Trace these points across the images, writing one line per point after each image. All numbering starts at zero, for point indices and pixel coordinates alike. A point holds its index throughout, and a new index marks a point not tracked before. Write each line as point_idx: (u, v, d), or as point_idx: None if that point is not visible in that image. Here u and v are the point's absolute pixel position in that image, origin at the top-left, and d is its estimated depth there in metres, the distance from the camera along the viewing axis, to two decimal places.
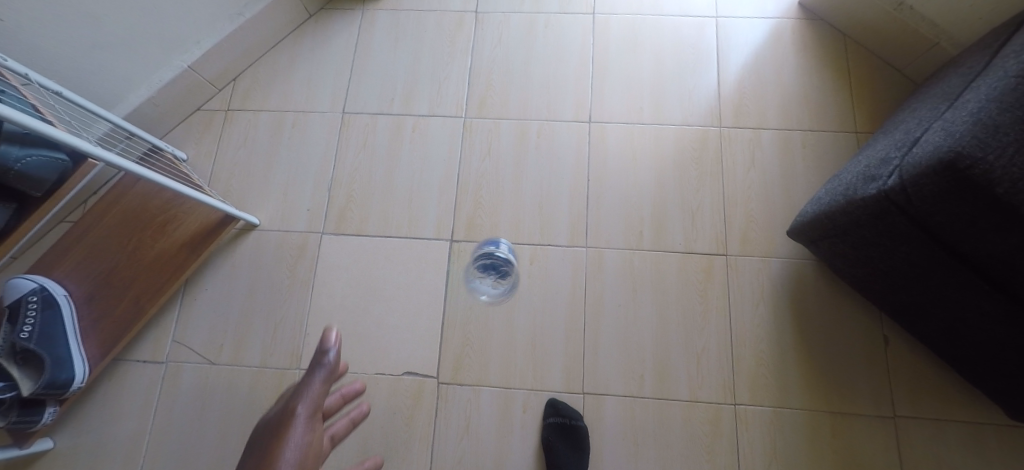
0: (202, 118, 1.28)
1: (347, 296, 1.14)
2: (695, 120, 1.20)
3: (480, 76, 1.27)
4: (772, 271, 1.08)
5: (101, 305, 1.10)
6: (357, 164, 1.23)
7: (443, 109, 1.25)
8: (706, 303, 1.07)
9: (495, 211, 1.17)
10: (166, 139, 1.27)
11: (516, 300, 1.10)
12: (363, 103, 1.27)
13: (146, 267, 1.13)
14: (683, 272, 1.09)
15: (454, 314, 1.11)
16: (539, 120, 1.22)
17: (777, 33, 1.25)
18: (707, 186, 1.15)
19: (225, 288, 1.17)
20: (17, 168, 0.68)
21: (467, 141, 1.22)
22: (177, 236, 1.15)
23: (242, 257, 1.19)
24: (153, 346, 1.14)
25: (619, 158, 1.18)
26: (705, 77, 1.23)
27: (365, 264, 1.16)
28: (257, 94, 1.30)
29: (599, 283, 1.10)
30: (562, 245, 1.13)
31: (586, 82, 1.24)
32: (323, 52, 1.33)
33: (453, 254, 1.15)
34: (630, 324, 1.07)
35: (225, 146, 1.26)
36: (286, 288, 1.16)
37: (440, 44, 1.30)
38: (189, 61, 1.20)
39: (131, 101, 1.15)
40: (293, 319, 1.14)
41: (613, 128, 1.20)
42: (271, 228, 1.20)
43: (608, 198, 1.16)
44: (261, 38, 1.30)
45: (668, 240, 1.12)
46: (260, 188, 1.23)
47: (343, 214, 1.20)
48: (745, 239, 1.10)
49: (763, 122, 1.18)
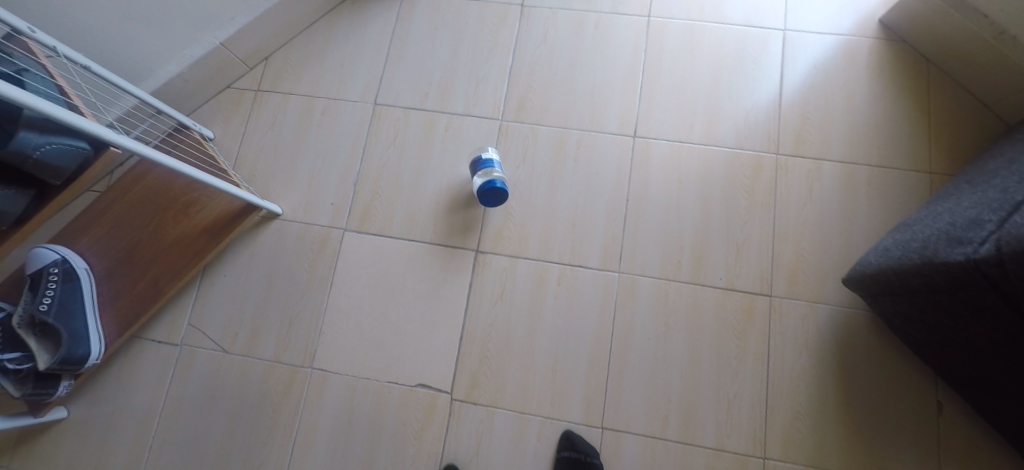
0: (232, 97, 1.24)
1: (365, 298, 1.10)
2: (750, 145, 1.10)
3: (521, 76, 1.19)
4: (820, 319, 1.01)
5: (118, 283, 1.07)
6: (386, 160, 1.17)
7: (479, 109, 1.18)
8: (743, 346, 1.01)
9: (524, 224, 1.10)
10: (194, 116, 1.23)
11: (540, 322, 1.06)
12: (396, 95, 1.21)
13: (166, 249, 1.09)
14: (721, 310, 1.03)
15: (473, 328, 1.06)
16: (580, 130, 1.14)
17: (852, 53, 1.13)
18: (756, 218, 1.06)
19: (242, 277, 1.13)
20: (36, 156, 0.64)
21: (502, 146, 1.15)
22: (199, 219, 1.11)
23: (261, 246, 1.15)
24: (168, 328, 1.12)
25: (662, 178, 1.10)
26: (766, 97, 1.12)
27: (386, 267, 1.11)
28: (288, 76, 1.25)
29: (629, 312, 1.04)
30: (593, 267, 1.07)
31: (635, 92, 1.15)
32: (359, 36, 1.26)
33: (477, 265, 1.09)
34: (658, 359, 1.01)
35: (252, 129, 1.22)
36: (304, 282, 1.12)
37: (482, 38, 1.22)
38: (223, 39, 1.15)
39: (161, 75, 1.12)
40: (310, 315, 1.10)
41: (659, 145, 1.11)
42: (293, 218, 1.16)
43: (647, 221, 1.08)
44: (296, 18, 1.24)
45: (707, 273, 1.05)
46: (284, 176, 1.18)
47: (366, 212, 1.15)
48: (792, 281, 1.03)
49: (825, 153, 1.08)
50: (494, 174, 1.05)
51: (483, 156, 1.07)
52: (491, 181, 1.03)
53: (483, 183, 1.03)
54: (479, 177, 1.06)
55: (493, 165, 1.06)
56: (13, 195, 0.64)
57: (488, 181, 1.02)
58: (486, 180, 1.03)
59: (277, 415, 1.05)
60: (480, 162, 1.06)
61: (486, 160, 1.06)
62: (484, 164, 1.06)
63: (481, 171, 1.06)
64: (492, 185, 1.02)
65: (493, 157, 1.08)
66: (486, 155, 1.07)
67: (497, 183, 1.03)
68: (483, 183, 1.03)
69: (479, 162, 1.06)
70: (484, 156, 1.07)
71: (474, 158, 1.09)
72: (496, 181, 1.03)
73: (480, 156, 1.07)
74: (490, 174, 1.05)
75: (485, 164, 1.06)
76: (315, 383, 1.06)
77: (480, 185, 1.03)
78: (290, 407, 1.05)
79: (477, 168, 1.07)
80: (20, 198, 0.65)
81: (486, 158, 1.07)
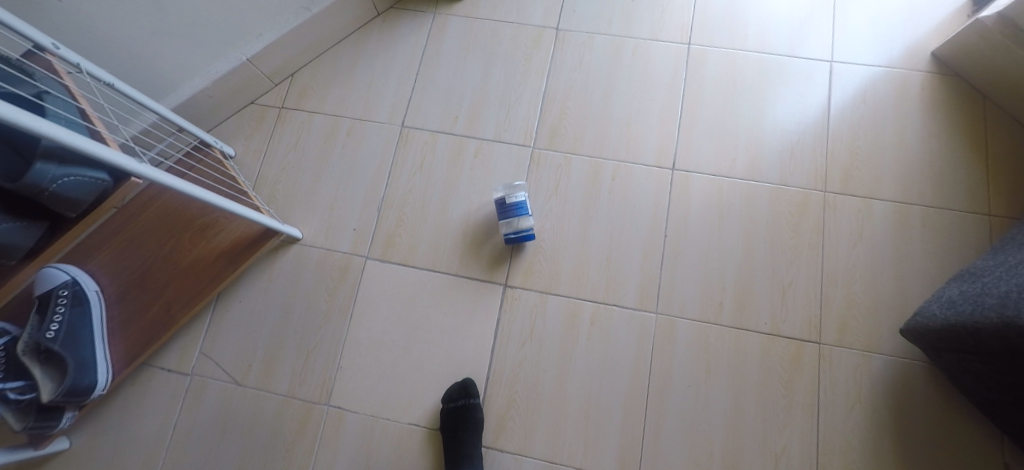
0: (254, 114, 1.20)
1: (387, 331, 1.05)
2: (796, 181, 1.04)
3: (554, 103, 1.14)
4: (872, 370, 0.95)
5: (127, 309, 1.01)
6: (412, 185, 1.13)
7: (510, 135, 1.13)
8: (790, 397, 0.95)
9: (556, 257, 1.05)
10: (214, 133, 1.18)
11: (572, 363, 1.00)
12: (424, 118, 1.17)
13: (181, 273, 1.03)
14: (767, 358, 0.97)
15: (501, 367, 1.01)
16: (615, 160, 1.09)
17: (903, 87, 1.07)
18: (804, 259, 1.00)
19: (258, 304, 1.08)
20: (52, 189, 0.59)
21: (533, 174, 1.10)
22: (217, 243, 1.05)
23: (280, 272, 1.09)
24: (179, 355, 1.06)
25: (703, 213, 1.04)
26: (812, 131, 1.07)
27: (410, 298, 1.06)
28: (313, 95, 1.20)
29: (667, 356, 0.99)
30: (629, 306, 1.01)
31: (674, 122, 1.10)
32: (387, 56, 1.22)
33: (505, 300, 1.04)
34: (698, 408, 0.96)
35: (274, 148, 1.17)
36: (323, 312, 1.07)
37: (514, 62, 1.18)
38: (249, 54, 1.11)
39: (184, 90, 1.07)
40: (328, 347, 1.05)
41: (700, 179, 1.06)
42: (314, 244, 1.11)
43: (686, 259, 1.03)
44: (324, 35, 1.20)
45: (751, 317, 0.99)
46: (306, 198, 1.13)
47: (390, 239, 1.10)
48: (842, 328, 0.97)
49: (877, 192, 1.02)
50: (523, 221, 1.02)
51: (513, 201, 1.01)
52: (523, 232, 1.02)
53: (516, 236, 1.01)
54: (508, 223, 1.02)
55: (524, 211, 1.02)
56: (24, 229, 0.59)
57: (522, 235, 1.01)
58: (518, 232, 1.02)
59: (290, 454, 0.99)
60: (512, 209, 1.01)
61: (517, 207, 1.01)
62: (516, 212, 1.01)
63: (509, 217, 1.02)
64: (525, 239, 1.02)
65: (521, 199, 1.02)
66: (517, 200, 1.01)
67: (529, 235, 1.02)
68: (516, 236, 1.02)
69: (511, 209, 1.01)
70: (515, 203, 1.01)
71: (502, 199, 1.02)
72: (528, 234, 1.02)
73: (511, 202, 1.01)
74: (521, 222, 1.02)
75: (517, 212, 1.01)
76: (332, 421, 1.00)
77: (512, 236, 1.02)
78: (305, 445, 0.99)
79: (508, 214, 1.01)
80: (33, 232, 0.60)
81: (517, 203, 1.01)
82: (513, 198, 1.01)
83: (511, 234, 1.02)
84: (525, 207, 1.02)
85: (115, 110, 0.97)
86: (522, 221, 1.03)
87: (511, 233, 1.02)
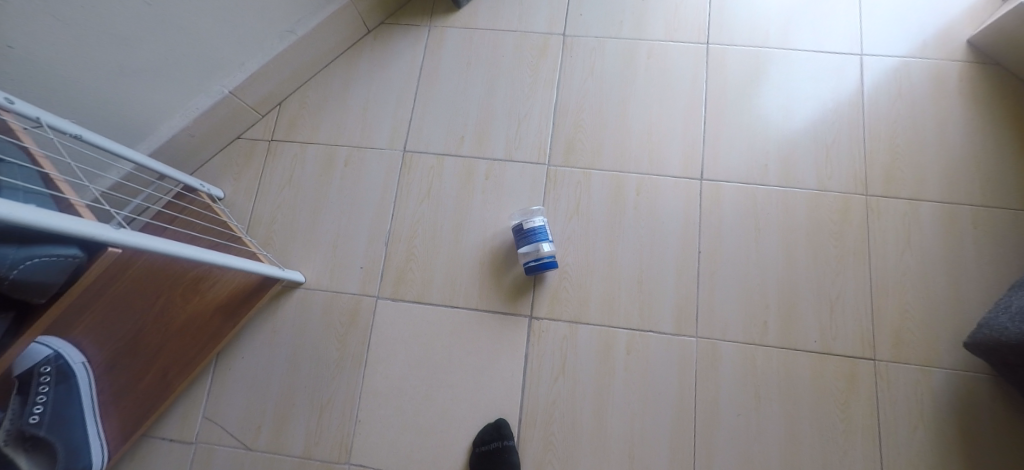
0: (243, 148, 1.10)
1: (406, 377, 0.96)
2: (834, 186, 0.97)
3: (567, 115, 1.06)
4: (933, 384, 0.88)
5: (119, 377, 0.93)
6: (420, 215, 1.04)
7: (522, 153, 1.05)
8: (847, 420, 0.88)
9: (584, 284, 0.97)
10: (200, 173, 1.09)
11: (610, 399, 0.92)
12: (427, 141, 1.08)
13: (175, 333, 0.95)
14: (819, 379, 0.90)
15: (534, 409, 0.93)
16: (639, 173, 1.01)
17: (937, 76, 1.01)
18: (850, 269, 0.94)
19: (263, 358, 0.99)
20: (13, 276, 0.49)
21: (551, 194, 1.02)
22: (212, 296, 0.97)
23: (284, 320, 1.00)
24: (181, 421, 0.97)
25: (737, 226, 0.97)
26: (846, 129, 1.00)
27: (428, 339, 0.98)
28: (305, 123, 1.11)
29: (713, 384, 0.91)
30: (667, 332, 0.94)
31: (697, 128, 1.03)
32: (382, 75, 1.13)
33: (532, 335, 0.96)
34: (750, 439, 0.89)
35: (267, 184, 1.08)
36: (335, 362, 0.98)
37: (520, 74, 1.09)
38: (232, 86, 1.01)
39: (163, 131, 0.98)
40: (343, 399, 0.96)
41: (732, 188, 0.99)
42: (318, 287, 1.02)
43: (724, 277, 0.95)
44: (312, 58, 1.10)
45: (799, 336, 0.92)
46: (306, 237, 1.04)
47: (401, 276, 1.01)
48: (897, 342, 0.90)
49: (921, 191, 0.95)
50: (544, 247, 0.94)
51: (531, 226, 0.93)
52: (543, 259, 0.93)
53: (535, 264, 0.93)
54: (527, 249, 0.95)
55: (544, 237, 0.93)
56: None
57: (542, 262, 0.93)
58: (538, 259, 0.93)
59: None
60: (530, 235, 0.93)
61: (536, 232, 0.93)
62: (535, 238, 0.93)
63: (528, 245, 0.94)
64: (546, 266, 0.93)
65: (540, 224, 0.93)
66: (536, 225, 0.93)
67: (551, 262, 0.93)
68: (536, 264, 0.93)
69: (529, 235, 0.93)
70: (533, 228, 0.93)
71: (520, 225, 0.94)
72: (549, 261, 0.93)
73: (529, 227, 0.93)
74: (541, 248, 0.94)
75: (536, 238, 0.93)
76: None
77: (532, 264, 0.94)
78: None
79: (526, 240, 0.93)
80: None
81: (535, 229, 0.93)
82: (531, 223, 0.93)
83: (531, 262, 0.94)
84: (544, 233, 0.93)
85: (86, 165, 0.87)
86: (542, 248, 0.95)
87: (531, 261, 0.94)
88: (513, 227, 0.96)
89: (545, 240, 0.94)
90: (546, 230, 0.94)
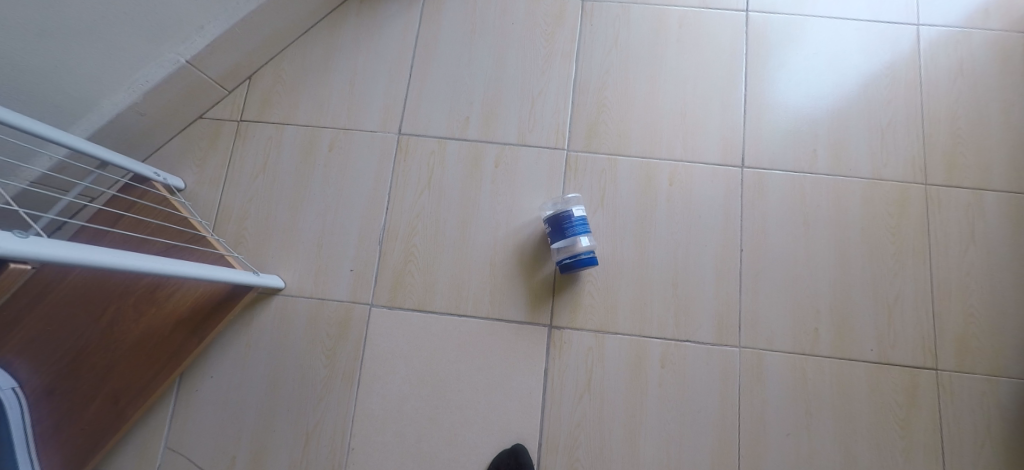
0: (206, 130, 0.93)
1: (407, 398, 0.83)
2: (889, 174, 0.87)
3: (589, 92, 0.92)
4: (1001, 397, 0.79)
5: (55, 407, 0.76)
6: (419, 209, 0.89)
7: (537, 137, 0.91)
8: (909, 437, 0.79)
9: (611, 288, 0.85)
10: (155, 158, 0.92)
11: (643, 419, 0.80)
12: (426, 122, 0.93)
13: (127, 352, 0.79)
14: (876, 392, 0.80)
15: (556, 432, 0.80)
16: (670, 160, 0.89)
17: (1002, 50, 0.90)
18: (908, 269, 0.84)
19: (236, 378, 0.84)
20: None
21: (572, 184, 0.89)
22: (171, 307, 0.81)
23: (260, 334, 0.85)
24: (136, 454, 0.81)
25: (783, 220, 0.86)
26: (903, 110, 0.89)
27: (431, 353, 0.84)
28: (281, 101, 0.95)
29: (759, 400, 0.80)
30: (706, 342, 0.82)
31: (737, 108, 0.90)
32: (371, 45, 0.97)
33: (553, 347, 0.83)
34: (802, 462, 0.79)
35: (236, 173, 0.92)
36: (322, 381, 0.83)
37: (534, 44, 0.95)
38: (189, 54, 0.84)
39: (105, 109, 0.80)
40: (333, 424, 0.82)
41: (777, 177, 0.87)
42: (300, 293, 0.87)
43: (768, 278, 0.84)
44: (288, 23, 0.93)
45: (853, 344, 0.82)
46: (284, 236, 0.89)
47: (399, 280, 0.87)
48: (962, 349, 0.81)
49: (986, 181, 0.85)
50: (581, 242, 0.81)
51: (571, 215, 0.80)
52: (581, 255, 0.81)
53: (572, 261, 0.81)
54: (561, 244, 0.82)
55: (583, 230, 0.81)
56: None
57: (580, 258, 0.80)
58: (575, 255, 0.81)
59: None
60: (569, 227, 0.80)
61: (575, 223, 0.80)
62: (574, 230, 0.80)
63: (563, 239, 0.81)
64: (584, 264, 0.81)
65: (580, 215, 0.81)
66: (575, 215, 0.80)
67: (590, 260, 0.81)
68: (572, 261, 0.81)
69: (568, 226, 0.80)
70: (573, 218, 0.80)
71: (559, 214, 0.81)
72: (588, 258, 0.81)
73: (569, 217, 0.80)
74: (577, 243, 0.81)
75: (574, 230, 0.80)
76: None
77: (568, 261, 0.81)
78: None
79: (563, 233, 0.81)
80: None
81: (575, 219, 0.80)
82: (572, 212, 0.81)
83: (566, 259, 0.82)
84: (584, 225, 0.81)
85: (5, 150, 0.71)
86: (579, 242, 0.81)
87: (566, 258, 0.82)
88: (548, 217, 0.83)
89: (583, 234, 0.81)
90: (585, 221, 0.82)
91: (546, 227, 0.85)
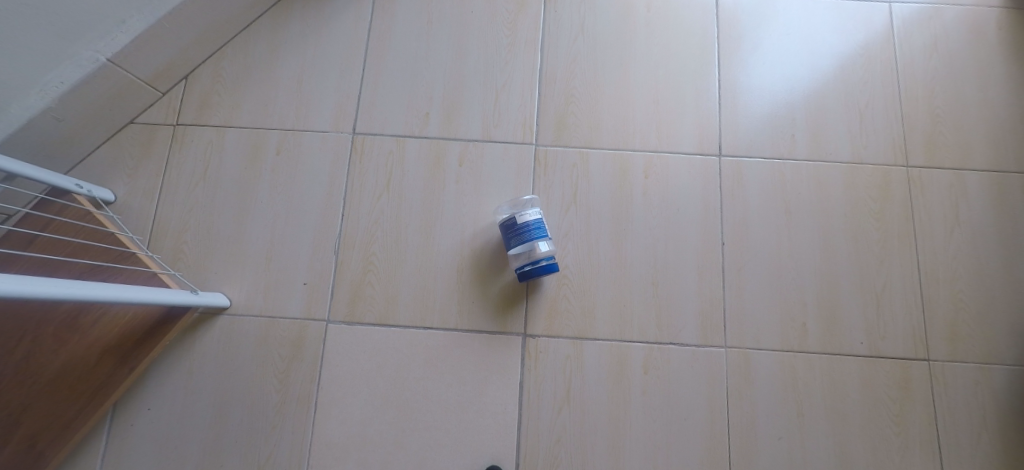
0: (138, 136, 0.85)
1: (369, 421, 0.75)
2: (870, 157, 0.83)
3: (555, 82, 0.87)
4: (994, 384, 0.76)
5: None
6: (378, 213, 0.82)
7: (503, 132, 0.85)
8: (904, 433, 0.75)
9: (587, 290, 0.79)
10: (81, 169, 0.83)
11: (627, 430, 0.75)
12: (383, 119, 0.86)
13: (45, 388, 0.69)
14: (869, 387, 0.76)
15: (534, 449, 0.74)
16: (644, 151, 0.84)
17: (975, 27, 0.88)
18: (895, 256, 0.80)
19: (178, 408, 0.75)
20: None
21: (543, 180, 0.83)
22: (96, 334, 0.72)
23: (203, 359, 0.77)
24: None
25: (764, 209, 0.82)
26: (880, 91, 0.86)
27: (396, 371, 0.77)
28: (221, 102, 0.87)
29: (748, 402, 0.76)
30: (690, 344, 0.77)
31: (711, 94, 0.86)
32: (320, 38, 0.90)
33: (528, 357, 0.77)
34: (795, 466, 0.74)
35: (173, 183, 0.83)
36: (275, 407, 0.75)
37: (495, 33, 0.89)
38: (110, 52, 0.75)
39: (14, 115, 0.70)
40: (288, 454, 0.74)
41: (755, 165, 0.83)
42: (248, 312, 0.78)
43: (752, 272, 0.80)
44: (226, 17, 0.86)
45: (842, 337, 0.78)
46: (229, 249, 0.81)
47: (357, 292, 0.79)
48: (953, 338, 0.77)
49: (966, 161, 0.83)
50: (540, 247, 0.76)
51: (522, 221, 0.75)
52: (541, 261, 0.75)
53: (531, 268, 0.75)
54: (519, 250, 0.77)
55: (540, 234, 0.75)
56: None
57: (539, 265, 0.75)
58: (535, 262, 0.75)
59: None
60: (523, 232, 0.74)
61: (530, 228, 0.74)
62: (529, 236, 0.74)
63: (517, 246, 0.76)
64: (544, 271, 0.75)
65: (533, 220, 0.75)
66: (527, 221, 0.74)
67: (550, 266, 0.75)
68: (532, 269, 0.75)
69: (521, 232, 0.74)
70: (526, 223, 0.74)
71: (508, 220, 0.76)
72: (548, 264, 0.75)
73: (520, 223, 0.74)
74: (536, 248, 0.76)
75: (531, 236, 0.74)
76: None
77: (527, 269, 0.75)
78: None
79: (516, 240, 0.75)
80: None
81: (529, 224, 0.75)
82: (523, 217, 0.75)
83: (525, 266, 0.75)
84: (541, 229, 0.75)
85: None
86: (538, 248, 0.77)
87: (525, 265, 0.76)
88: (501, 222, 0.77)
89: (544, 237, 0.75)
90: (542, 225, 0.75)
91: (502, 233, 0.79)
